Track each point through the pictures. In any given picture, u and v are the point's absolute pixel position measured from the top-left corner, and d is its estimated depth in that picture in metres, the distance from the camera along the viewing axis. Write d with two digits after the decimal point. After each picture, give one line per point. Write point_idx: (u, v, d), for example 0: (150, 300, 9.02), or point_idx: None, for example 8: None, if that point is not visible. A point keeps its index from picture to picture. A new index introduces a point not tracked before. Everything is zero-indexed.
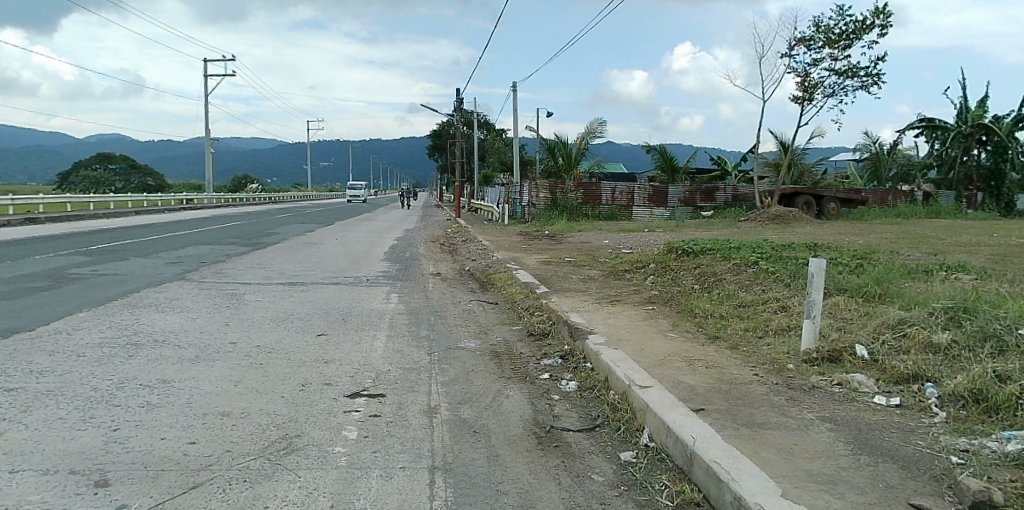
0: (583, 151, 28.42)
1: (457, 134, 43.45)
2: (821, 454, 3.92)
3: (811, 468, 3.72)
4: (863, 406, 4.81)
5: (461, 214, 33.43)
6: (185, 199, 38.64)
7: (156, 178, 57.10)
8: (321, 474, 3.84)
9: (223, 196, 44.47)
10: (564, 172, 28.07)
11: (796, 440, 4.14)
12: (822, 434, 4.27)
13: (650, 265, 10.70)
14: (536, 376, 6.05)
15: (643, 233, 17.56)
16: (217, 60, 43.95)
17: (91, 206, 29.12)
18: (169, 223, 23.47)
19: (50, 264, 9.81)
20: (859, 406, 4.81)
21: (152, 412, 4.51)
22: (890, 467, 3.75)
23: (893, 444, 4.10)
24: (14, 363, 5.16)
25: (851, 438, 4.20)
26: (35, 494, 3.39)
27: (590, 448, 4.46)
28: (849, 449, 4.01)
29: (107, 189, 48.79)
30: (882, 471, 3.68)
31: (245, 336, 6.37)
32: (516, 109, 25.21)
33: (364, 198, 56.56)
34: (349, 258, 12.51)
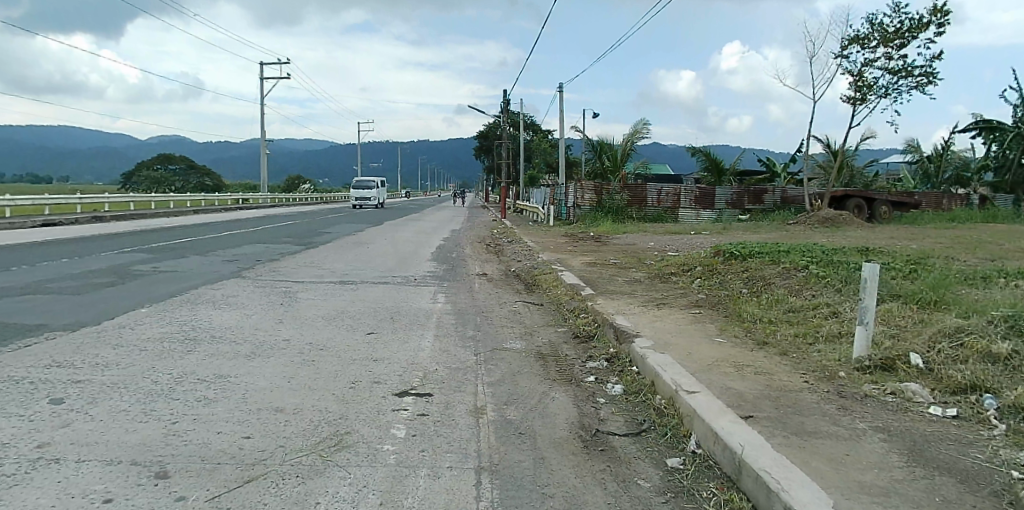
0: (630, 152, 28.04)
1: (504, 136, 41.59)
2: (873, 466, 3.78)
3: (864, 479, 3.60)
4: (918, 416, 4.63)
5: (505, 214, 33.46)
6: (240, 199, 39.71)
7: (215, 178, 58.95)
8: (370, 472, 3.88)
9: (276, 196, 45.56)
10: (610, 173, 27.80)
11: (848, 451, 4.01)
12: (875, 445, 4.12)
13: (696, 268, 10.51)
14: (582, 378, 6.01)
15: (690, 235, 17.32)
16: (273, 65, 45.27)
17: (152, 206, 30.11)
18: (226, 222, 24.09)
19: (113, 262, 10.08)
20: (913, 416, 4.64)
21: (209, 406, 4.63)
22: (948, 480, 3.59)
23: (950, 456, 3.94)
24: (82, 355, 5.36)
25: (905, 450, 4.04)
26: (99, 484, 3.51)
27: (636, 453, 4.40)
28: (904, 461, 3.86)
29: (167, 189, 50.61)
30: (938, 485, 3.53)
31: (296, 333, 6.49)
32: (561, 110, 25.13)
33: (386, 204, 48.31)
34: (397, 258, 12.65)
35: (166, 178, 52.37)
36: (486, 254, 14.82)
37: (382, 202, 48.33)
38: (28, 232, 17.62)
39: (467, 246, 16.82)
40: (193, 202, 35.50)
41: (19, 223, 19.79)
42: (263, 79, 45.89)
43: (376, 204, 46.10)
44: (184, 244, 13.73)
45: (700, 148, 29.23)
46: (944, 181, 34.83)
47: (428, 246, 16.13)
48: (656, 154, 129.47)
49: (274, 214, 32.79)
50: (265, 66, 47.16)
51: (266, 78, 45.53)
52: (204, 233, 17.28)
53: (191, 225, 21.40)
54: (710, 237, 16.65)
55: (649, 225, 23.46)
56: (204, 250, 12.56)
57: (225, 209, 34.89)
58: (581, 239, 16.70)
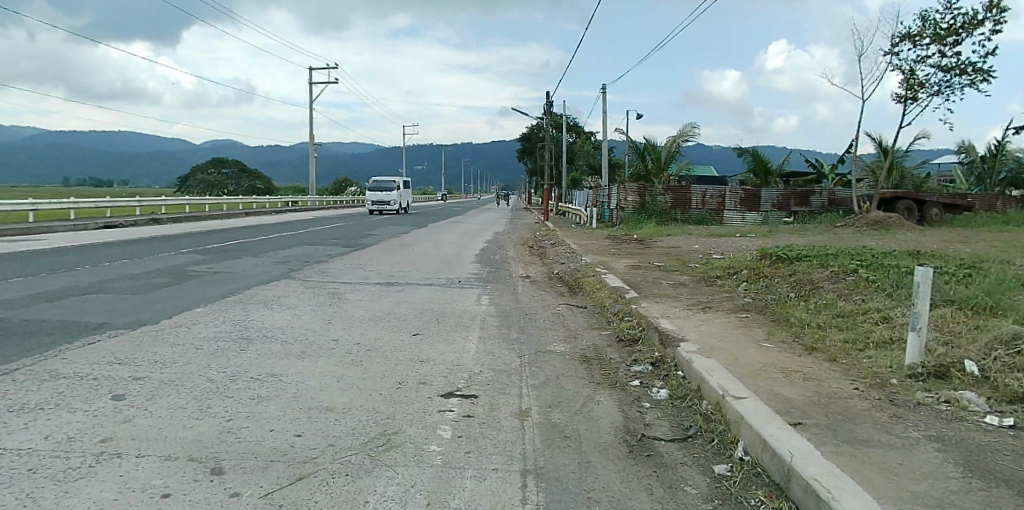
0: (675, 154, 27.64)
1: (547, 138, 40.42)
2: (927, 476, 3.65)
3: (918, 490, 3.47)
4: (973, 425, 4.46)
5: (548, 216, 33.32)
6: (289, 202, 40.60)
7: (265, 180, 60.37)
8: (418, 472, 3.91)
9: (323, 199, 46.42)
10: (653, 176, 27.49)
11: (901, 460, 3.88)
12: (928, 454, 3.98)
13: (742, 271, 10.31)
14: (626, 382, 5.95)
15: (735, 238, 17.04)
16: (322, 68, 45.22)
17: (206, 207, 30.95)
18: (275, 224, 24.59)
19: (168, 263, 10.34)
20: (968, 426, 4.46)
21: (262, 404, 4.72)
22: (1006, 493, 3.44)
23: (1010, 468, 3.77)
24: (141, 353, 5.53)
25: (960, 460, 3.90)
26: (159, 478, 3.61)
27: (683, 459, 4.34)
28: (959, 471, 3.72)
29: (219, 192, 52.10)
30: (997, 497, 3.38)
31: (344, 334, 6.58)
32: (603, 112, 24.94)
33: (408, 207, 41.28)
34: (442, 260, 12.73)
35: (219, 182, 53.85)
36: (530, 256, 14.80)
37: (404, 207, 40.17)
38: (92, 233, 18.34)
39: (510, 248, 16.83)
40: (243, 203, 36.42)
41: (82, 224, 20.60)
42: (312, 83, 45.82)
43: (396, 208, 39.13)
44: (237, 245, 14.09)
45: (745, 149, 28.70)
46: (999, 183, 33.47)
47: (472, 247, 16.20)
48: (700, 155, 126.94)
49: (321, 216, 33.41)
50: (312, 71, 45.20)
51: (315, 83, 45.24)
52: (255, 235, 17.64)
53: (243, 227, 21.97)
54: (756, 240, 16.33)
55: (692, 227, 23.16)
56: (256, 251, 12.87)
57: (272, 210, 35.54)
58: (623, 242, 16.55)
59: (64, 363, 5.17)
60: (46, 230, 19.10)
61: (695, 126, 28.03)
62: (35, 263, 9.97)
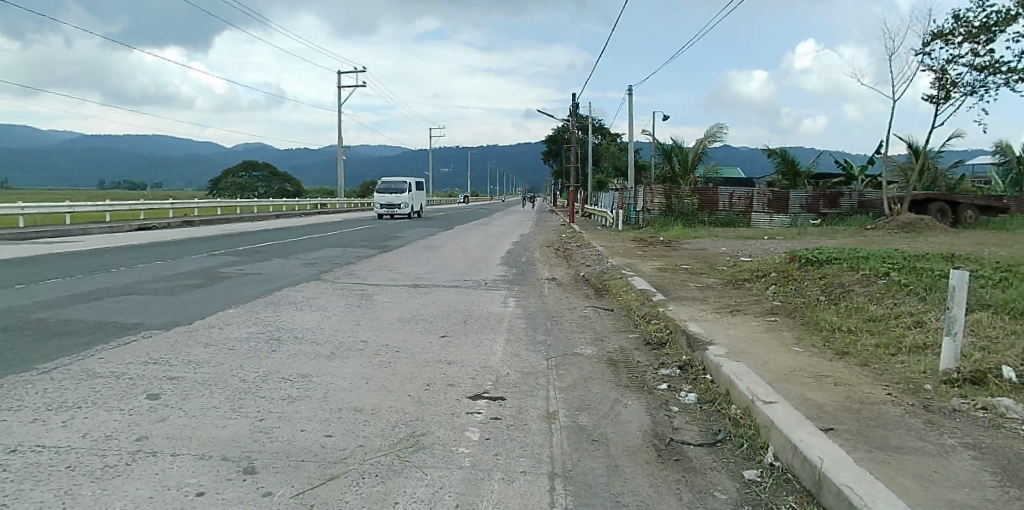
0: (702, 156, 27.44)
1: (574, 139, 39.73)
2: (964, 484, 3.56)
3: (954, 498, 3.39)
4: (1011, 433, 4.33)
5: (574, 218, 33.19)
6: (317, 205, 40.99)
7: (295, 183, 61.05)
8: (447, 474, 3.90)
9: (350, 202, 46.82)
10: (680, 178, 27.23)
11: (937, 467, 3.79)
12: (965, 462, 3.88)
13: (770, 274, 10.17)
14: (654, 386, 5.89)
15: (763, 241, 16.83)
16: (351, 72, 45.40)
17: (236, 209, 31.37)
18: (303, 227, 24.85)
19: (200, 265, 10.46)
20: (1006, 433, 4.34)
21: (293, 404, 4.77)
22: None
23: None
24: (175, 353, 5.62)
25: (999, 468, 3.79)
26: (193, 477, 3.65)
27: (713, 464, 4.28)
28: (997, 480, 3.62)
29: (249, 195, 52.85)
30: None
31: (373, 335, 6.62)
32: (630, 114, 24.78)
33: (420, 213, 35.65)
34: (468, 262, 12.74)
35: (249, 185, 54.52)
36: (556, 258, 14.77)
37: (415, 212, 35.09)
38: (127, 235, 18.72)
39: (536, 250, 16.80)
40: (273, 206, 36.86)
41: (117, 226, 21.00)
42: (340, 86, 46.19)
43: (407, 213, 34.05)
44: (267, 247, 14.27)
45: (774, 151, 28.34)
46: None
47: (498, 250, 16.21)
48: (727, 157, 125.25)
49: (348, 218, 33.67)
50: (341, 74, 44.93)
51: (344, 85, 45.12)
52: (284, 238, 17.82)
53: (273, 229, 22.22)
54: (785, 242, 16.09)
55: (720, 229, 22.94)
56: (286, 253, 13.01)
57: (301, 213, 35.90)
58: (650, 244, 16.42)
59: (102, 362, 5.27)
60: (82, 232, 19.46)
61: (722, 126, 27.67)
62: (75, 265, 10.20)
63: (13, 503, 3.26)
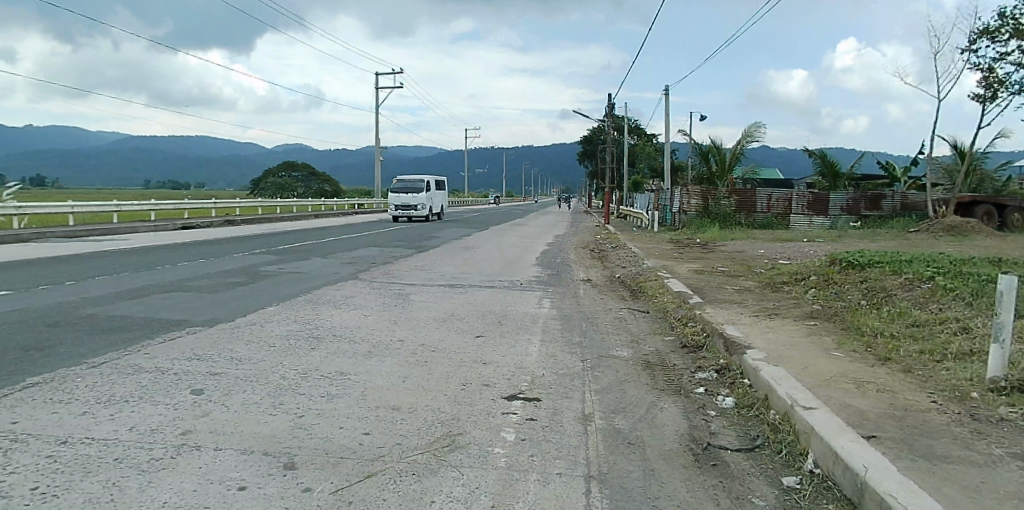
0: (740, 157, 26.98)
1: (609, 139, 39.32)
2: (1014, 496, 3.43)
3: None
4: None
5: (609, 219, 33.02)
6: (353, 205, 41.50)
7: (333, 183, 61.92)
8: (482, 473, 3.90)
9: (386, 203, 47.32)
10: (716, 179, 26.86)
11: (985, 478, 3.66)
12: (1015, 473, 3.74)
13: (810, 277, 9.97)
14: (691, 389, 5.82)
15: (802, 243, 16.53)
16: (388, 73, 46.11)
17: (276, 208, 31.93)
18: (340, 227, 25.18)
19: (242, 263, 10.67)
20: None
21: (331, 401, 4.83)
22: None
23: None
24: (218, 349, 5.74)
25: None
26: (235, 471, 3.72)
27: (751, 470, 4.20)
28: None
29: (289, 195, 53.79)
30: None
31: (410, 334, 6.67)
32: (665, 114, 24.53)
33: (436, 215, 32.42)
34: (504, 263, 12.76)
35: (290, 185, 55.57)
36: (591, 259, 14.72)
37: (431, 213, 31.82)
38: (172, 234, 19.21)
39: (570, 251, 16.75)
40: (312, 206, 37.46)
41: (162, 225, 21.56)
42: (377, 88, 46.76)
43: (423, 215, 30.91)
44: (306, 246, 14.49)
45: (813, 152, 27.80)
46: None
47: (533, 250, 16.21)
48: (764, 159, 122.92)
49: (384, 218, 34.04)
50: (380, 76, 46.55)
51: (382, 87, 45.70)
52: (322, 237, 18.06)
53: (311, 229, 22.57)
54: (825, 244, 15.75)
55: (758, 232, 22.58)
56: (325, 253, 13.19)
57: (339, 212, 36.39)
58: (687, 246, 16.24)
59: (148, 357, 5.40)
60: (129, 230, 20.02)
61: (760, 126, 27.20)
62: (124, 262, 10.52)
63: (64, 493, 3.36)
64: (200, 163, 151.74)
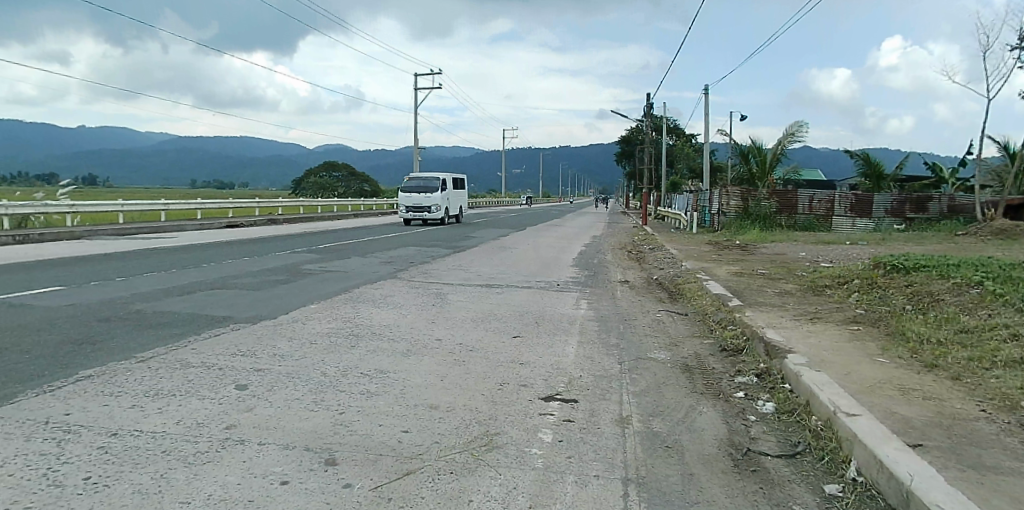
0: (781, 157, 26.49)
1: (648, 140, 38.92)
2: None
3: None
4: None
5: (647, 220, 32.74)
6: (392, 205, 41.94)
7: (371, 183, 62.64)
8: (520, 474, 3.90)
9: None
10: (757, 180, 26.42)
11: None
12: None
13: (853, 281, 9.73)
14: (730, 394, 5.73)
15: (845, 246, 16.16)
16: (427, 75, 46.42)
17: (317, 208, 32.44)
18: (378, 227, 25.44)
19: (285, 262, 10.85)
20: None
21: (371, 399, 4.88)
22: None
23: None
24: (262, 346, 5.85)
25: None
26: (277, 466, 3.78)
27: (792, 477, 4.11)
28: None
29: (329, 195, 54.62)
30: None
31: (447, 333, 6.71)
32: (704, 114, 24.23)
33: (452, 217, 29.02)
34: (541, 263, 12.74)
35: (330, 185, 56.38)
36: (628, 260, 14.64)
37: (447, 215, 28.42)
38: (217, 232, 19.69)
39: (607, 252, 16.67)
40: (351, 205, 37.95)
41: (208, 224, 22.09)
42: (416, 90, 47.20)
43: (437, 217, 27.49)
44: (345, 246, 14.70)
45: (857, 152, 27.17)
46: None
47: (569, 251, 16.16)
48: (809, 160, 120.42)
49: None
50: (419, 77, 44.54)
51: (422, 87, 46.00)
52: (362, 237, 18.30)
53: (351, 229, 22.89)
54: (869, 247, 15.38)
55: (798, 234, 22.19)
56: (364, 252, 13.35)
57: (377, 212, 36.74)
58: (726, 248, 16.00)
59: (194, 352, 5.54)
60: (176, 229, 20.57)
61: (802, 124, 26.67)
62: (172, 259, 10.81)
63: (115, 483, 3.45)
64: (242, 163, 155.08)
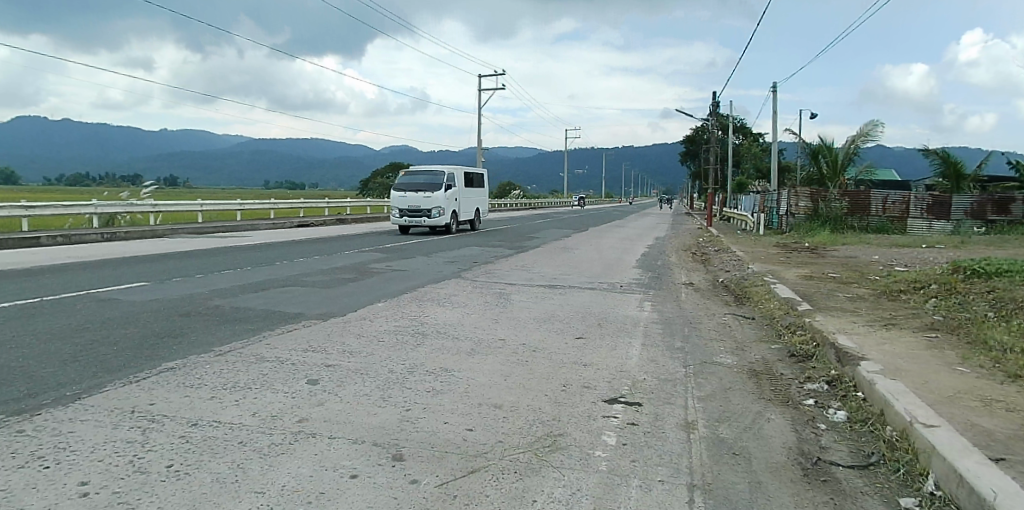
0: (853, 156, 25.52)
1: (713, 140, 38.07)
2: None
3: None
4: None
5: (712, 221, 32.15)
6: None
7: None
8: (583, 476, 3.88)
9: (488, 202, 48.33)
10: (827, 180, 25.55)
11: None
12: None
13: (930, 286, 9.31)
14: (800, 400, 5.56)
15: (923, 249, 15.51)
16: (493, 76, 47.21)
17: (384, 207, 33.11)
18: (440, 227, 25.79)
19: (355, 261, 11.09)
20: None
21: (437, 397, 4.94)
22: None
23: None
24: (331, 342, 6.01)
25: None
26: (347, 459, 3.87)
27: (865, 488, 3.95)
28: None
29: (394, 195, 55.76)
30: None
31: (511, 333, 6.74)
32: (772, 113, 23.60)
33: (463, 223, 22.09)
34: (604, 264, 12.64)
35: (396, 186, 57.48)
36: (693, 262, 14.40)
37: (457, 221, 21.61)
38: (291, 231, 20.41)
39: (672, 253, 16.46)
40: None
41: (280, 222, 22.88)
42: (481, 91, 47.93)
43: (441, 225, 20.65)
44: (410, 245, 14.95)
45: (934, 152, 26.00)
46: None
47: (632, 252, 16.03)
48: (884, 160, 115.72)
49: None
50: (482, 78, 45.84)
51: (484, 88, 45.73)
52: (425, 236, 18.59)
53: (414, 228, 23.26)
54: (949, 251, 14.70)
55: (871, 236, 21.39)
56: (428, 251, 13.56)
57: None
58: (794, 250, 15.56)
59: (268, 347, 5.73)
60: (250, 228, 21.30)
61: (876, 122, 25.63)
62: (248, 257, 11.22)
63: (195, 471, 3.60)
64: (307, 163, 159.89)
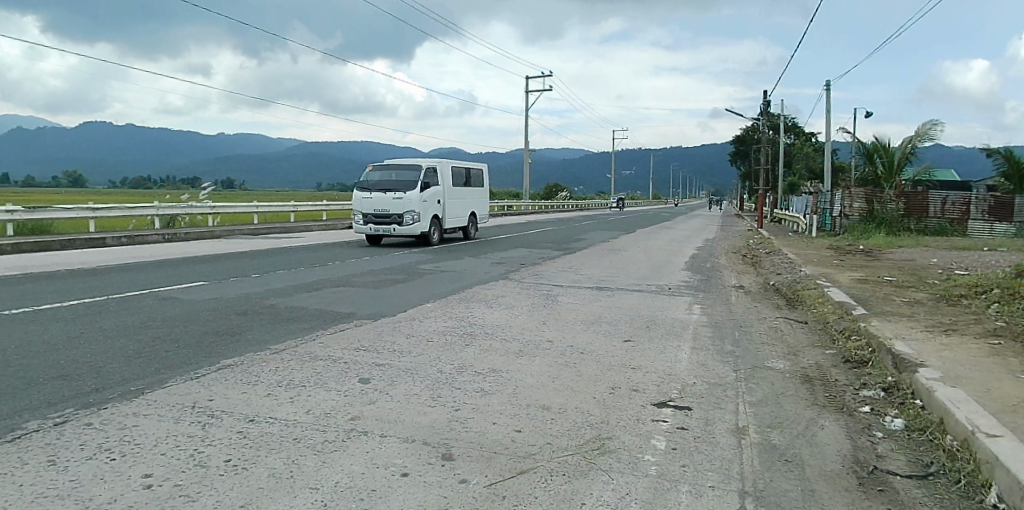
0: (910, 156, 24.75)
1: (764, 140, 37.29)
2: None
3: None
4: None
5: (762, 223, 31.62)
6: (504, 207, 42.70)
7: None
8: (632, 480, 3.86)
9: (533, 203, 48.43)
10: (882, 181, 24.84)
11: None
12: None
13: (992, 291, 8.95)
14: (855, 407, 5.42)
15: (985, 252, 14.92)
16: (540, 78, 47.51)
17: None
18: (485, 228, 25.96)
19: (404, 262, 11.22)
20: None
21: (486, 397, 4.98)
22: None
23: None
24: (382, 342, 6.12)
25: None
26: (398, 458, 3.93)
27: (924, 499, 3.83)
28: None
29: None
30: None
31: (559, 335, 6.74)
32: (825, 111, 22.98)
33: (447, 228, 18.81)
34: (653, 267, 12.51)
35: None
36: (742, 265, 14.16)
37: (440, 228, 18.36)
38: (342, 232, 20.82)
39: (720, 255, 16.23)
40: None
41: (332, 224, 23.38)
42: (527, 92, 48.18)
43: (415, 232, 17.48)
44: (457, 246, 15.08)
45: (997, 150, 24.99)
46: None
47: (680, 254, 15.85)
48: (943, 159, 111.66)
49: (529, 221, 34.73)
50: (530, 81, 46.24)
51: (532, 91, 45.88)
52: None
53: None
54: (1015, 254, 14.09)
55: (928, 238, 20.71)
56: (475, 252, 13.66)
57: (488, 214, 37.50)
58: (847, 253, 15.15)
59: (321, 346, 5.87)
60: (301, 229, 21.80)
61: (935, 121, 24.72)
62: (302, 257, 11.49)
63: (252, 466, 3.70)
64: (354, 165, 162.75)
